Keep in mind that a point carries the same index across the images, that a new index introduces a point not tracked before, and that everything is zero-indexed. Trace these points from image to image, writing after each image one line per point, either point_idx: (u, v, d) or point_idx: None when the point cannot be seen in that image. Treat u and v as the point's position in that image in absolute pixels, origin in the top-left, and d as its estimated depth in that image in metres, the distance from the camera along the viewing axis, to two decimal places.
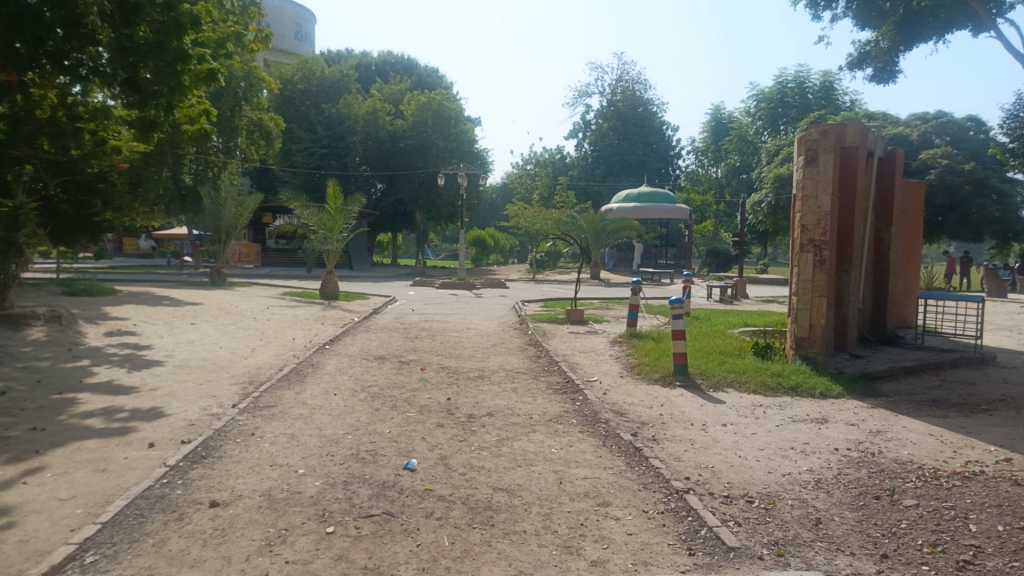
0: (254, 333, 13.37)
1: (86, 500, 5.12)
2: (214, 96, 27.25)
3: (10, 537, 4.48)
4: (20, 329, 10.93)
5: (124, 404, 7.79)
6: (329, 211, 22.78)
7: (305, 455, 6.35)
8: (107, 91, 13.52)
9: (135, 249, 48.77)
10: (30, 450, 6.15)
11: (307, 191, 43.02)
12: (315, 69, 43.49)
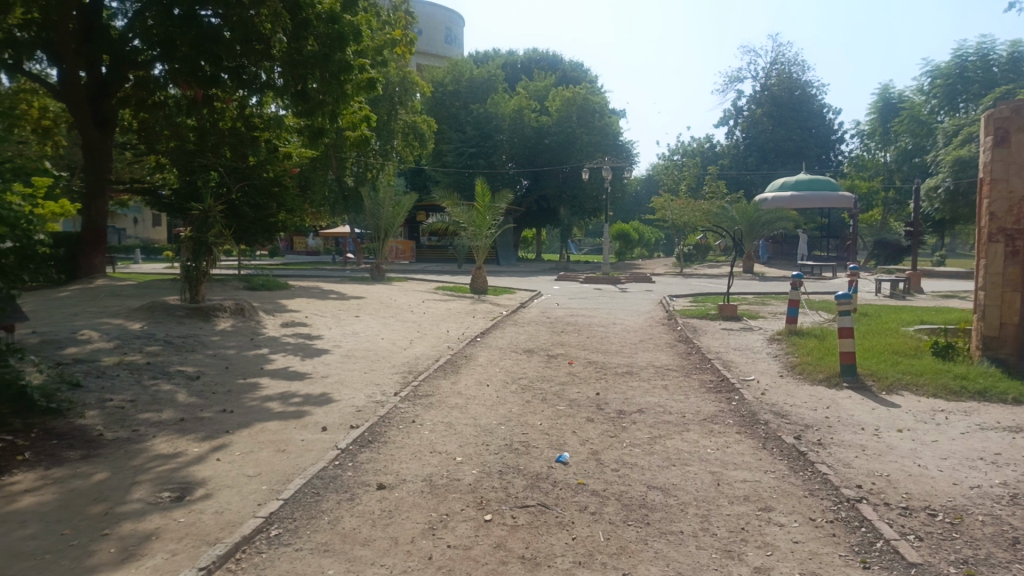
0: (412, 326, 14.05)
1: (270, 478, 5.59)
2: (373, 102, 29.35)
3: (208, 508, 4.97)
4: (211, 319, 12.09)
5: (298, 390, 8.44)
6: (478, 208, 23.41)
7: (462, 444, 6.57)
8: (279, 102, 14.69)
9: (303, 246, 52.64)
10: (221, 430, 6.81)
11: (457, 189, 44.47)
12: (464, 70, 44.86)
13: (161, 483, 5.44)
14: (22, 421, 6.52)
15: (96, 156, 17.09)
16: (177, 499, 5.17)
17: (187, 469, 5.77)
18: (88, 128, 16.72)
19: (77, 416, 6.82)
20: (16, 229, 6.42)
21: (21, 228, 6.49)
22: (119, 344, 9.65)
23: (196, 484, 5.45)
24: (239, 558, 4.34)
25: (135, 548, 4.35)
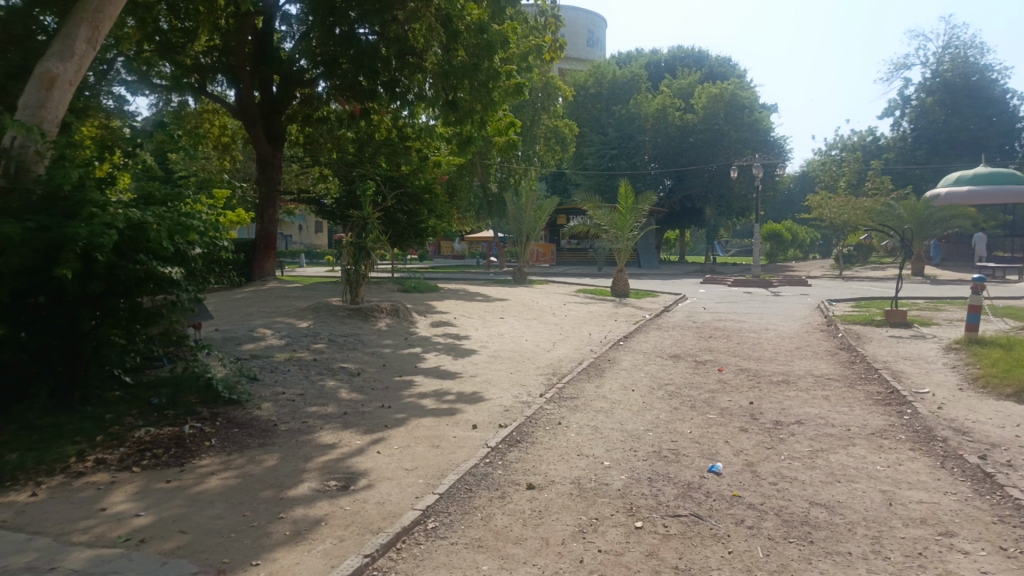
0: (555, 328, 14.14)
1: (426, 472, 5.82)
2: (517, 108, 29.88)
3: (370, 498, 5.26)
4: (369, 319, 12.80)
5: (450, 388, 8.74)
6: (621, 210, 23.17)
7: (610, 448, 6.53)
8: (430, 112, 15.37)
9: (449, 251, 54.52)
10: (380, 424, 7.19)
11: (599, 192, 44.29)
12: (607, 72, 44.49)
13: (327, 473, 5.81)
14: (209, 409, 7.19)
15: (268, 169, 18.56)
16: (342, 488, 5.50)
17: (350, 460, 6.13)
18: (261, 143, 18.23)
19: (254, 407, 7.43)
20: (202, 235, 7.02)
21: (206, 233, 7.10)
22: (288, 341, 10.44)
23: (359, 475, 5.78)
24: (399, 548, 4.55)
25: (307, 531, 4.67)
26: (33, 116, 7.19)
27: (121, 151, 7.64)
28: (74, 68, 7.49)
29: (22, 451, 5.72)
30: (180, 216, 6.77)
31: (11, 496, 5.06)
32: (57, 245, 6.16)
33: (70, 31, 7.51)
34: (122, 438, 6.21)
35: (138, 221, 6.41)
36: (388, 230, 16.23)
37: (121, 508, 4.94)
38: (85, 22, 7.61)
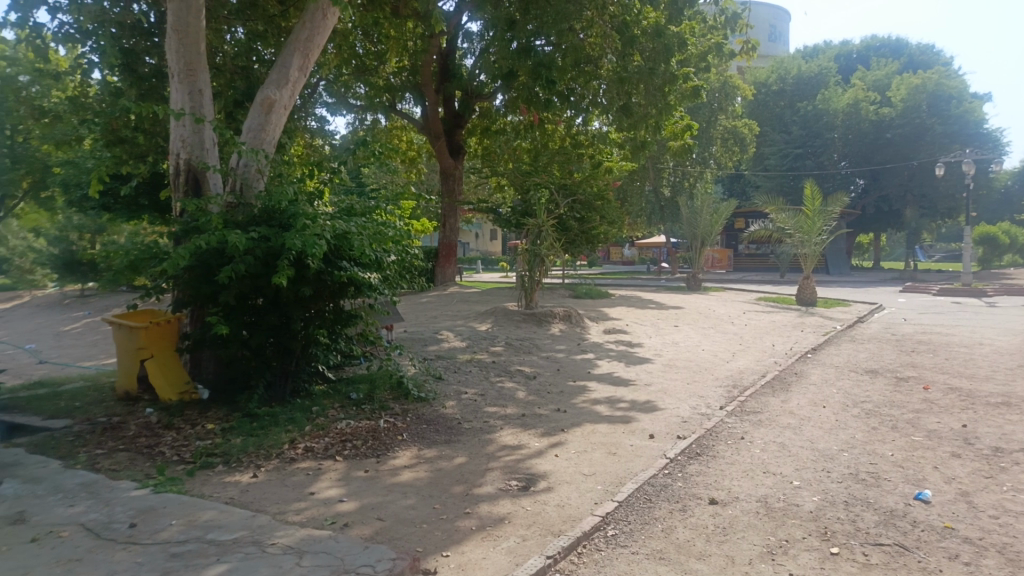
0: (734, 338, 13.58)
1: (604, 479, 5.83)
2: (693, 110, 29.14)
3: (551, 501, 5.35)
4: (543, 324, 13.05)
5: (625, 395, 8.69)
6: (807, 213, 21.78)
7: (798, 467, 6.16)
8: (603, 118, 15.51)
9: (620, 256, 54.21)
10: (558, 428, 7.30)
11: (781, 194, 42.10)
12: (792, 68, 42.34)
13: (509, 472, 5.99)
14: (400, 405, 7.69)
15: (449, 180, 19.53)
16: (523, 488, 5.64)
17: (529, 462, 6.28)
18: (444, 156, 19.22)
19: (440, 406, 7.83)
20: (396, 243, 7.59)
21: (400, 242, 7.65)
22: (469, 343, 10.90)
23: (538, 476, 5.90)
24: (580, 553, 4.59)
25: (491, 528, 4.85)
26: (256, 139, 8.09)
27: (326, 167, 8.42)
28: (288, 94, 8.34)
29: (245, 437, 6.43)
30: (378, 226, 7.37)
31: (237, 476, 5.70)
32: (275, 252, 6.90)
33: (286, 60, 8.36)
34: (327, 429, 6.79)
35: (343, 232, 7.03)
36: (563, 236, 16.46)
37: (326, 493, 5.40)
38: (297, 52, 8.44)
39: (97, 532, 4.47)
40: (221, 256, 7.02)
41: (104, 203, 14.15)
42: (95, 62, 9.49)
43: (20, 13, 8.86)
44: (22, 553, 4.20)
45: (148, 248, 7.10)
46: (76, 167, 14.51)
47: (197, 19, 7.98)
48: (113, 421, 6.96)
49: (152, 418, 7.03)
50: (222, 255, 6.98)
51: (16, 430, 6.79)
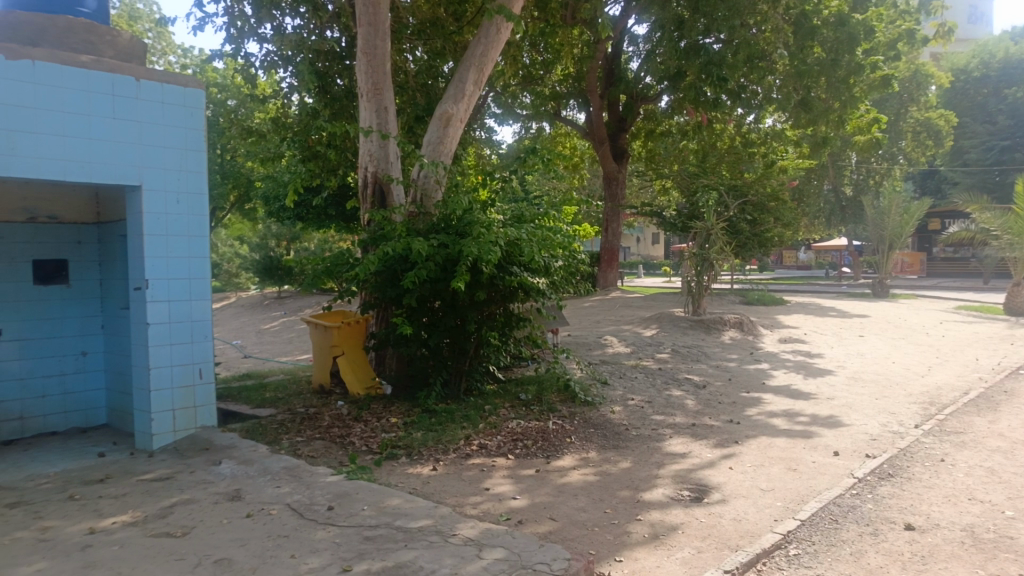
0: (930, 350, 12.40)
1: (784, 495, 5.56)
2: (879, 103, 27.03)
3: (726, 513, 5.19)
4: (713, 331, 12.65)
5: (805, 409, 8.22)
6: (1017, 212, 19.43)
7: (1012, 496, 5.52)
8: (779, 114, 14.85)
9: (794, 261, 51.33)
10: (731, 439, 7.05)
11: (984, 191, 37.92)
12: (997, 50, 38.05)
13: (680, 481, 5.87)
14: (568, 408, 7.78)
15: (614, 185, 19.49)
16: (696, 499, 5.51)
17: (701, 472, 6.12)
18: (609, 160, 19.19)
19: (608, 410, 7.84)
20: (565, 249, 7.71)
21: (568, 248, 7.76)
22: (636, 349, 10.82)
23: (712, 488, 5.74)
24: (760, 570, 4.42)
25: (664, 536, 4.78)
26: (434, 151, 8.56)
27: (499, 176, 8.73)
28: (464, 107, 8.73)
29: (425, 431, 6.82)
30: (547, 232, 7.53)
31: (418, 468, 6.05)
32: (453, 258, 7.26)
33: (462, 75, 8.76)
34: (499, 427, 7.02)
35: (514, 238, 7.24)
36: (734, 240, 15.84)
37: (500, 490, 5.59)
38: (473, 66, 8.81)
39: (300, 512, 4.94)
40: (404, 262, 7.50)
41: (298, 213, 15.51)
42: (294, 86, 10.41)
43: (234, 45, 9.89)
44: (240, 526, 4.73)
45: (340, 255, 7.74)
46: (276, 181, 16.07)
47: (383, 42, 8.57)
48: (309, 412, 7.64)
49: (342, 410, 7.64)
50: (406, 261, 7.45)
51: (230, 416, 7.64)
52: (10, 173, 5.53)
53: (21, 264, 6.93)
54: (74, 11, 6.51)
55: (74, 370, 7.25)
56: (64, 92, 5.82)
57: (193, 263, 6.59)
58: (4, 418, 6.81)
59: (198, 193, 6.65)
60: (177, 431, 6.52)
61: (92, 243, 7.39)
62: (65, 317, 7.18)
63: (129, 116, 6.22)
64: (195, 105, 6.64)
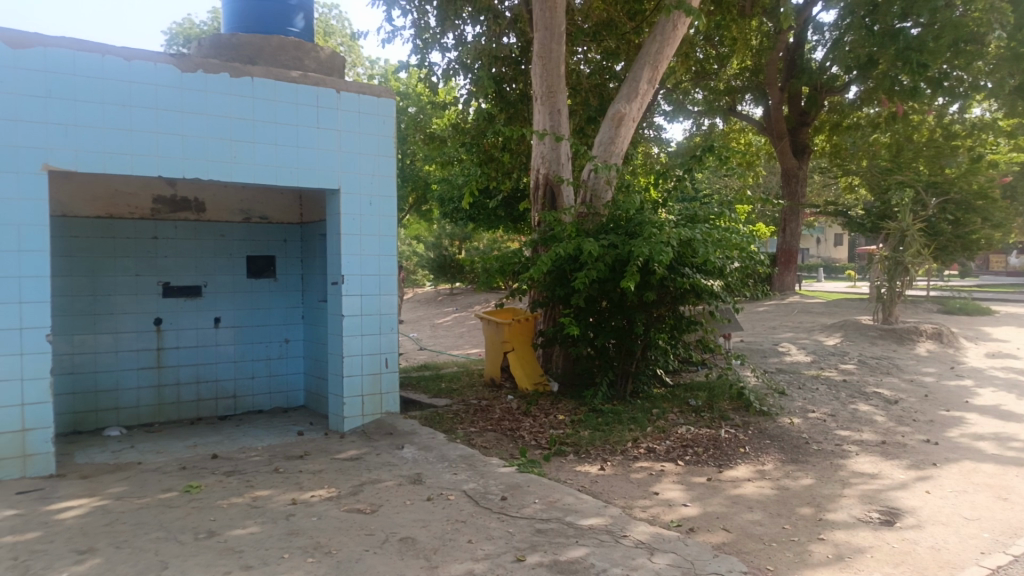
0: None
1: (992, 526, 5.01)
2: None
3: (923, 540, 4.77)
4: (906, 342, 11.62)
5: (1018, 433, 7.34)
6: None
7: None
8: (989, 102, 13.40)
9: (1003, 266, 45.92)
10: (928, 461, 6.45)
11: None
12: None
13: (868, 502, 5.47)
14: (741, 417, 7.47)
15: (793, 182, 18.44)
16: (887, 522, 5.10)
17: (893, 493, 5.66)
18: (788, 157, 18.22)
19: (786, 421, 7.44)
20: (741, 250, 7.41)
21: (745, 249, 7.45)
22: (816, 358, 10.18)
23: (906, 512, 5.29)
24: None
25: (850, 559, 4.48)
26: (606, 151, 8.57)
27: (671, 173, 8.55)
28: (637, 107, 8.67)
29: (592, 431, 6.86)
30: (723, 232, 7.27)
31: (586, 466, 6.10)
32: (622, 259, 7.22)
33: (636, 74, 8.71)
34: (668, 432, 6.91)
35: (688, 238, 7.06)
36: (932, 242, 14.43)
37: (671, 495, 5.51)
38: (647, 65, 8.72)
39: (475, 500, 5.16)
40: (573, 262, 7.57)
41: (471, 214, 16.11)
42: (472, 93, 10.83)
43: (419, 56, 10.49)
44: (421, 508, 5.03)
45: (513, 253, 7.97)
46: (451, 183, 16.84)
47: (558, 45, 8.70)
48: (482, 404, 7.95)
49: (512, 404, 7.86)
50: (574, 261, 7.51)
51: (410, 405, 8.13)
52: (232, 179, 6.26)
53: (238, 260, 7.79)
54: (286, 31, 7.21)
55: (278, 355, 8.05)
56: (277, 105, 6.48)
57: (382, 261, 7.09)
58: (222, 395, 7.70)
59: (389, 196, 7.14)
60: (365, 415, 7.04)
61: (295, 241, 8.16)
62: (273, 306, 8.00)
63: (331, 126, 6.80)
64: (387, 113, 7.14)
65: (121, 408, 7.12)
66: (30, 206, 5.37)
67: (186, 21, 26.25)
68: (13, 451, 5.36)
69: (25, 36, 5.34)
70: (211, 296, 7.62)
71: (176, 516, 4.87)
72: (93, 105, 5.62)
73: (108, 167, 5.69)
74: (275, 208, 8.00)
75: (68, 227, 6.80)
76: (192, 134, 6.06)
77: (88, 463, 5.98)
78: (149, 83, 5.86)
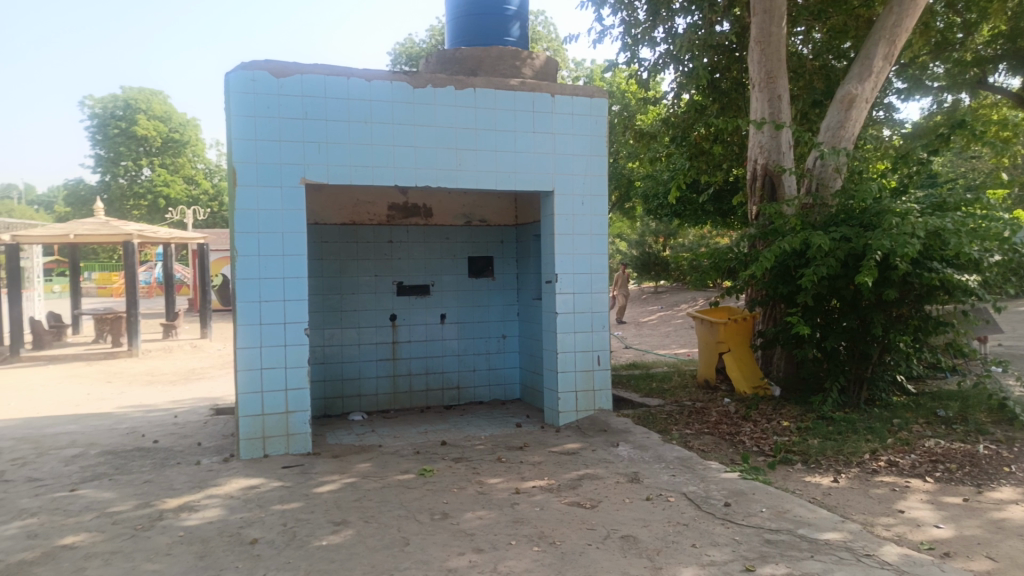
0: None
1: None
2: None
3: None
4: None
5: None
6: None
7: None
8: None
9: None
10: None
11: None
12: None
13: None
14: (1003, 432, 6.52)
15: None
16: None
17: None
18: None
19: None
20: (1004, 242, 6.49)
21: (1008, 240, 6.51)
22: None
23: None
24: None
25: None
26: (834, 136, 7.95)
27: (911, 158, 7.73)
28: (871, 87, 7.95)
29: (823, 440, 6.39)
30: (980, 221, 6.41)
31: (818, 477, 5.69)
32: (857, 253, 6.65)
33: (869, 52, 7.99)
34: (913, 445, 6.25)
35: (936, 229, 6.33)
36: None
37: (918, 514, 4.98)
38: (883, 39, 7.97)
39: (697, 503, 5.03)
40: (798, 257, 7.12)
41: (677, 210, 15.73)
42: (681, 86, 10.56)
43: (629, 53, 10.45)
44: (641, 507, 4.99)
45: (731, 249, 7.66)
46: (656, 179, 16.59)
47: (778, 27, 8.21)
48: (697, 406, 7.73)
49: (730, 407, 7.57)
50: (800, 257, 7.06)
51: (623, 403, 8.12)
52: (457, 185, 6.66)
53: (460, 260, 8.27)
54: (503, 41, 7.53)
55: (496, 350, 8.44)
56: (497, 113, 6.78)
57: (595, 260, 7.15)
58: (447, 386, 8.22)
59: (601, 195, 7.17)
60: (580, 411, 7.15)
61: (511, 242, 8.47)
62: (492, 305, 8.38)
63: (546, 130, 6.98)
64: (601, 113, 7.18)
65: (363, 395, 7.86)
66: (291, 216, 6.10)
67: (408, 39, 28.28)
68: (280, 430, 6.13)
69: (287, 66, 6.07)
70: (437, 294, 8.16)
71: (413, 497, 5.27)
72: (340, 123, 6.25)
73: (353, 178, 6.30)
74: (493, 211, 8.38)
75: (320, 233, 7.64)
76: (423, 145, 6.52)
77: (337, 444, 6.67)
78: (386, 101, 6.40)
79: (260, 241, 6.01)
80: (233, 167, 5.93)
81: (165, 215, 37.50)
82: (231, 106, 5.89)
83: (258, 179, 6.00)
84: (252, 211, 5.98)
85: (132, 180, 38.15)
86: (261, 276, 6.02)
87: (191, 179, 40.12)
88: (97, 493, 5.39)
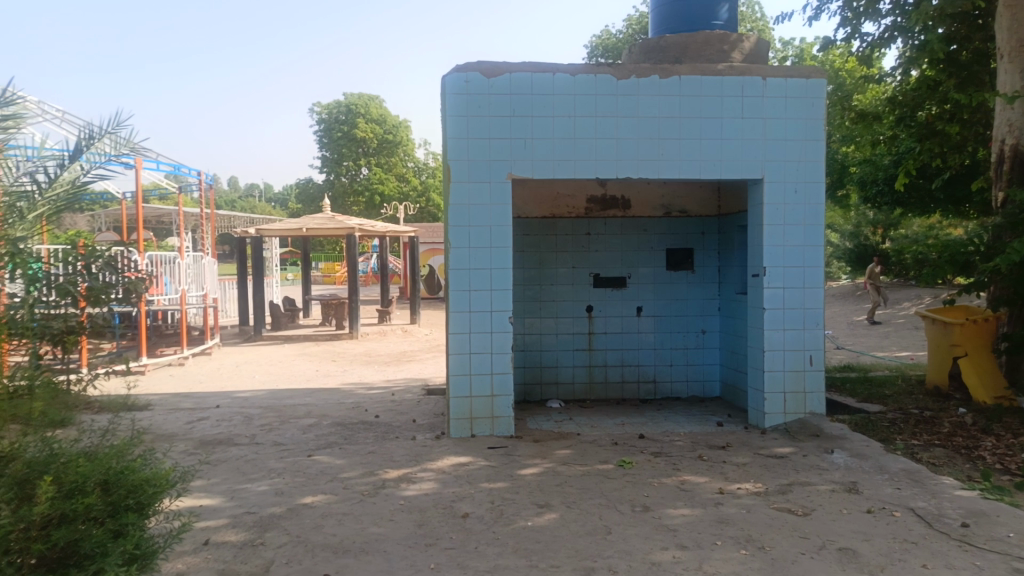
0: None
1: None
2: None
3: None
4: None
5: None
6: None
7: None
8: None
9: None
10: None
11: None
12: None
13: None
14: None
15: None
16: None
17: None
18: None
19: None
20: None
21: None
22: None
23: None
24: None
25: None
26: None
27: None
28: None
29: None
30: None
31: None
32: None
33: None
34: None
35: None
36: None
37: None
38: None
39: (928, 521, 4.57)
40: None
41: (901, 199, 14.34)
42: (910, 60, 9.59)
43: (849, 28, 9.68)
44: (861, 520, 4.63)
45: (968, 241, 6.86)
46: (876, 165, 15.22)
47: None
48: (924, 415, 7.00)
49: (966, 418, 6.78)
50: None
51: (837, 407, 7.57)
52: (660, 176, 6.57)
53: (659, 252, 8.13)
54: (710, 25, 7.28)
55: (695, 345, 8.19)
56: (703, 100, 6.59)
57: (808, 252, 6.71)
58: (643, 379, 8.15)
59: (816, 182, 6.71)
60: (788, 413, 6.76)
61: (713, 233, 8.16)
62: (692, 298, 8.16)
63: (755, 115, 6.65)
64: (817, 95, 6.70)
65: (560, 383, 8.05)
66: (498, 210, 6.37)
67: (604, 31, 28.23)
68: (486, 412, 6.44)
69: (497, 66, 6.35)
70: (636, 287, 8.11)
71: (614, 487, 5.31)
72: (546, 118, 6.42)
73: (557, 171, 6.45)
74: (695, 202, 8.12)
75: (522, 226, 7.93)
76: (626, 137, 6.51)
77: (537, 429, 6.87)
78: (590, 94, 6.46)
79: (470, 234, 6.35)
80: (448, 165, 6.32)
81: (381, 211, 40.72)
82: (447, 107, 6.29)
83: (469, 176, 6.34)
84: (464, 206, 6.34)
85: (353, 179, 41.87)
86: (470, 267, 6.36)
87: (403, 176, 43.17)
88: (330, 460, 6.02)
